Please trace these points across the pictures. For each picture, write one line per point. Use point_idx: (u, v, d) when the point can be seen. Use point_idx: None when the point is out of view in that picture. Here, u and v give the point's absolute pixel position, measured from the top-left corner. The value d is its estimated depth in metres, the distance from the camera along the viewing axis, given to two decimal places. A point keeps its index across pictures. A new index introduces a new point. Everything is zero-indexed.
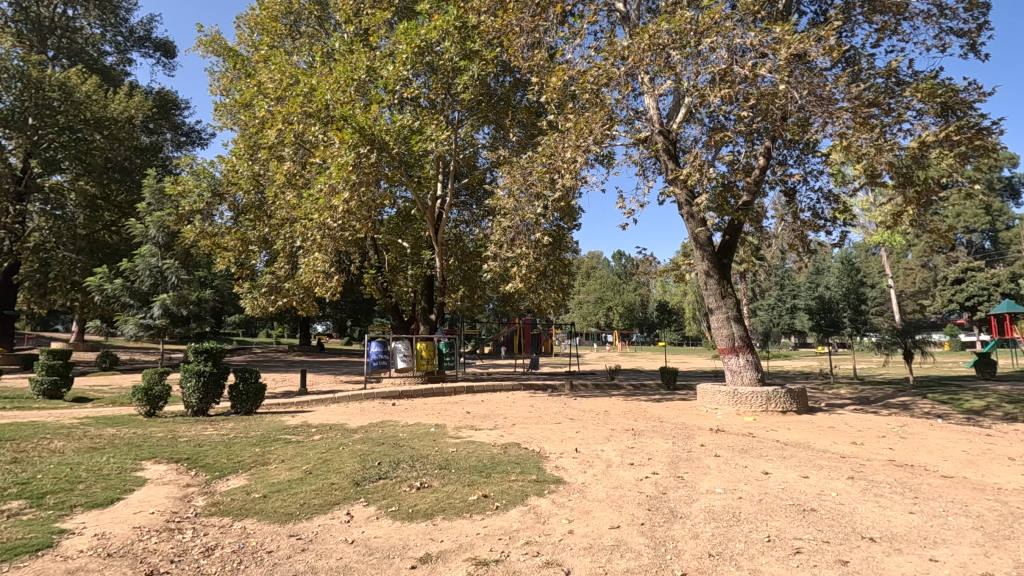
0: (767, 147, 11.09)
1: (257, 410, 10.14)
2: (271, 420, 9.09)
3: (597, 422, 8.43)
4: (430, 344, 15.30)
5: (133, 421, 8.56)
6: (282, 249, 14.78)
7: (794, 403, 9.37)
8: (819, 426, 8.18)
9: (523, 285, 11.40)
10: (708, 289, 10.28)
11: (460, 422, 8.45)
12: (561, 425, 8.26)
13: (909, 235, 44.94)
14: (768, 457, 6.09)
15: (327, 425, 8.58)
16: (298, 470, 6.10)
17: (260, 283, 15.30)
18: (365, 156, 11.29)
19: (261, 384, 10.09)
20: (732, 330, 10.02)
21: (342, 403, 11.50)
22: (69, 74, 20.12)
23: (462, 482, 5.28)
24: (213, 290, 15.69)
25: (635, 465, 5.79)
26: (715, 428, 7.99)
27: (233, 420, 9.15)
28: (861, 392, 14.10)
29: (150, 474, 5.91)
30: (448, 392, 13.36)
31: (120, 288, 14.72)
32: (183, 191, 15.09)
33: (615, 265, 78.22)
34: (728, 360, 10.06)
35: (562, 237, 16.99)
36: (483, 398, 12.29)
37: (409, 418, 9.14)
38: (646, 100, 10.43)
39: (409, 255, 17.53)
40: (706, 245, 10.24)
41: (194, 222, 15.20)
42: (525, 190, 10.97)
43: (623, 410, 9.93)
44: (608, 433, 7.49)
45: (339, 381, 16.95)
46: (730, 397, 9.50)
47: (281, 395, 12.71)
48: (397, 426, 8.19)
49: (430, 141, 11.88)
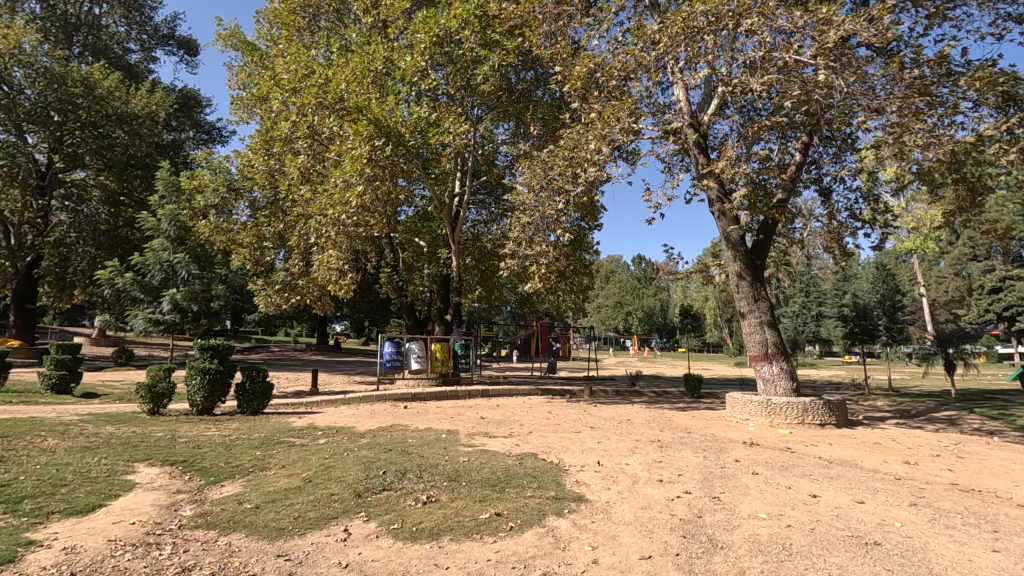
0: (804, 143, 10.46)
1: (264, 411, 9.78)
2: (277, 422, 8.70)
3: (621, 432, 7.87)
4: (445, 345, 14.95)
5: (135, 419, 8.22)
6: (296, 246, 14.61)
7: (833, 416, 8.68)
8: (863, 442, 7.50)
9: (543, 286, 10.90)
10: (740, 291, 9.59)
11: (474, 428, 7.95)
12: (580, 434, 7.72)
13: (943, 241, 43.16)
14: (814, 478, 5.46)
15: (334, 428, 8.14)
16: (297, 477, 5.66)
17: (274, 281, 15.07)
18: (380, 147, 10.83)
19: (269, 383, 9.75)
20: (765, 336, 9.34)
21: (353, 405, 11.09)
22: (91, 70, 20.15)
23: (472, 498, 4.77)
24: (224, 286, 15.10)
25: (665, 483, 5.23)
26: (748, 441, 7.37)
27: (238, 420, 8.79)
28: (898, 404, 13.31)
29: (140, 478, 5.52)
30: (462, 395, 12.88)
31: (130, 281, 14.22)
32: (199, 186, 15.09)
33: (635, 269, 77.30)
34: (761, 367, 9.39)
35: (583, 238, 16.44)
36: (499, 402, 11.77)
37: (421, 422, 8.67)
38: (676, 91, 9.91)
39: (426, 255, 17.14)
40: (739, 245, 9.54)
41: (209, 218, 15.04)
42: (546, 185, 10.47)
43: (647, 419, 9.35)
44: (632, 444, 6.91)
45: (353, 381, 16.61)
46: (762, 408, 8.87)
47: (291, 394, 12.39)
48: (407, 431, 7.72)
49: (448, 135, 11.32)
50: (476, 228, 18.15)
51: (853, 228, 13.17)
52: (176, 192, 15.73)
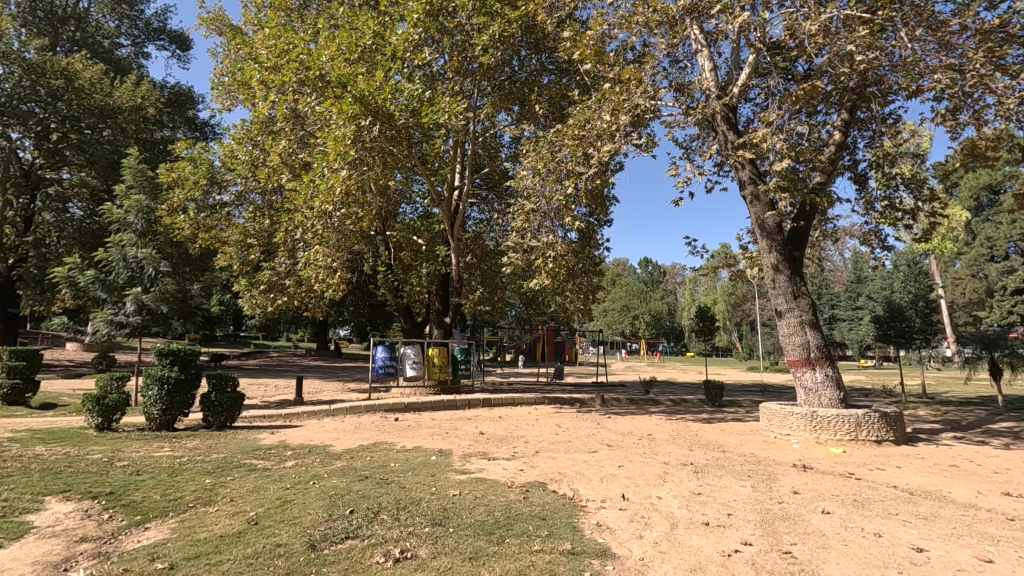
0: (845, 118, 9.28)
1: (234, 424, 8.62)
2: (244, 439, 7.54)
3: (643, 451, 6.67)
4: (444, 349, 13.79)
5: (76, 436, 7.07)
6: (282, 242, 13.50)
7: (891, 431, 7.46)
8: (938, 465, 6.27)
9: (551, 282, 9.71)
10: (776, 286, 8.35)
11: (471, 447, 6.76)
12: (596, 454, 6.51)
13: (959, 240, 41.72)
14: (904, 521, 4.22)
15: (308, 447, 6.95)
16: (242, 517, 4.45)
17: (260, 281, 14.03)
18: (367, 128, 9.70)
19: (240, 393, 8.61)
20: (806, 339, 8.11)
21: (338, 417, 9.92)
22: (73, 59, 19.19)
23: (461, 554, 3.55)
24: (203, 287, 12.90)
25: (713, 527, 4.01)
26: (799, 464, 6.15)
27: (199, 436, 7.63)
28: (943, 413, 12.03)
29: (40, 520, 4.33)
30: (461, 405, 11.71)
31: (89, 279, 11.92)
32: (177, 178, 14.04)
33: (641, 272, 76.15)
34: (801, 372, 8.17)
35: (592, 235, 15.25)
36: (502, 413, 10.60)
37: (411, 438, 7.50)
38: (703, 59, 8.76)
39: (424, 253, 16.02)
40: (775, 233, 8.31)
41: (188, 213, 13.97)
42: (553, 168, 9.28)
43: (670, 434, 8.14)
44: (661, 469, 5.69)
45: (346, 389, 15.49)
46: (806, 421, 7.66)
47: (273, 405, 11.25)
48: (391, 452, 6.54)
49: (443, 114, 10.20)
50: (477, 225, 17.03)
51: (893, 220, 11.91)
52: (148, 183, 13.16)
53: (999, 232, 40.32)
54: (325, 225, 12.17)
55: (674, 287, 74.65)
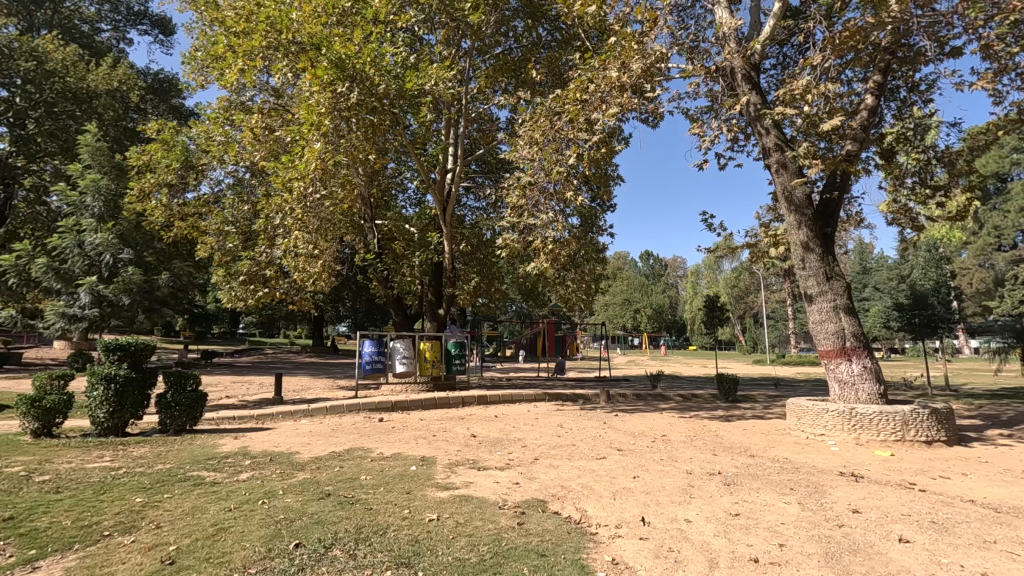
0: (879, 79, 8.28)
1: (196, 428, 7.68)
2: (202, 445, 6.60)
3: (661, 457, 5.73)
4: (436, 343, 12.71)
5: (5, 445, 6.15)
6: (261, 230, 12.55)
7: (942, 431, 6.50)
8: (1009, 471, 5.31)
9: (551, 267, 8.74)
10: (806, 267, 7.36)
11: (460, 455, 5.82)
12: (606, 462, 5.57)
13: (968, 228, 40.50)
14: (1008, 553, 3.27)
15: (271, 455, 6.01)
16: (158, 553, 3.48)
17: (239, 272, 13.15)
18: (344, 95, 8.74)
19: (202, 393, 7.67)
20: (841, 326, 7.14)
21: (318, 418, 8.99)
22: (45, 42, 18.05)
23: None
24: (169, 275, 14.48)
25: (765, 566, 3.06)
26: (846, 472, 5.21)
27: (151, 442, 6.70)
28: (978, 407, 11.07)
29: None
30: (455, 403, 10.79)
31: (44, 268, 13.52)
32: (149, 162, 13.08)
33: (643, 265, 75.14)
34: (837, 363, 7.20)
35: (593, 220, 14.23)
36: (498, 412, 9.66)
37: (393, 443, 6.57)
38: (722, 12, 7.77)
39: (416, 241, 15.04)
40: (805, 207, 7.31)
41: (161, 200, 13.07)
42: (551, 139, 8.31)
43: (688, 435, 7.22)
44: (684, 481, 4.75)
45: (334, 387, 14.60)
46: (843, 420, 6.71)
47: (249, 406, 10.35)
48: (366, 461, 5.61)
49: (429, 81, 9.21)
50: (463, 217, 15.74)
51: (923, 198, 10.93)
52: (105, 162, 14.00)
53: (1007, 220, 39.33)
54: (306, 209, 11.22)
55: (676, 281, 73.61)
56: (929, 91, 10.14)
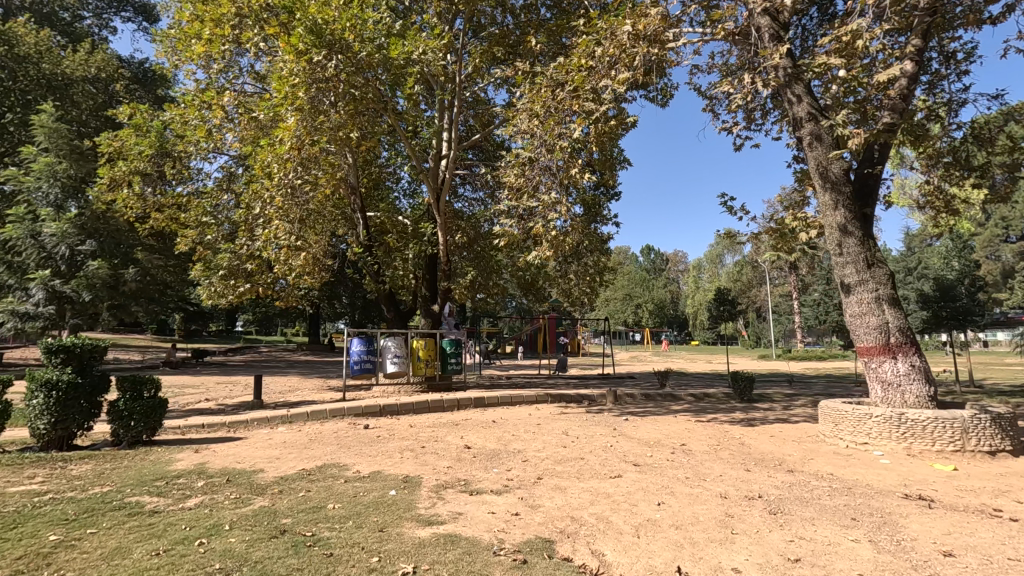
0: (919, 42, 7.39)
1: (156, 439, 6.81)
2: (155, 461, 5.74)
3: (686, 475, 4.87)
4: (430, 341, 11.90)
5: None
6: (242, 220, 11.73)
7: (1006, 439, 5.66)
8: None
9: (554, 256, 7.87)
10: (844, 253, 6.47)
11: (450, 474, 4.96)
12: (622, 481, 4.72)
13: (978, 218, 39.51)
14: None
15: (231, 474, 5.16)
16: None
17: (218, 265, 12.29)
18: (322, 65, 7.97)
19: (162, 399, 6.78)
20: (885, 319, 6.27)
21: (297, 425, 8.14)
22: (16, 24, 17.08)
23: None
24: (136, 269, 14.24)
25: None
26: (911, 494, 4.35)
27: (98, 458, 5.84)
28: (1016, 407, 10.22)
29: None
30: (450, 406, 9.95)
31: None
32: (121, 149, 12.25)
33: (644, 260, 74.26)
34: (879, 361, 6.32)
35: (597, 209, 13.33)
36: (497, 416, 8.81)
37: (375, 457, 5.73)
38: None
39: (409, 233, 14.17)
40: (843, 185, 6.42)
41: (134, 189, 12.24)
42: (552, 111, 7.44)
43: (711, 445, 6.38)
44: (721, 510, 3.89)
45: (323, 387, 13.77)
46: (891, 428, 5.87)
47: (226, 411, 9.50)
48: (339, 481, 4.76)
49: (416, 53, 8.39)
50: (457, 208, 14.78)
51: (958, 179, 10.04)
52: (64, 145, 13.72)
53: (1015, 211, 37.99)
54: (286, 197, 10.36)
55: (677, 276, 72.80)
56: (967, 60, 9.22)
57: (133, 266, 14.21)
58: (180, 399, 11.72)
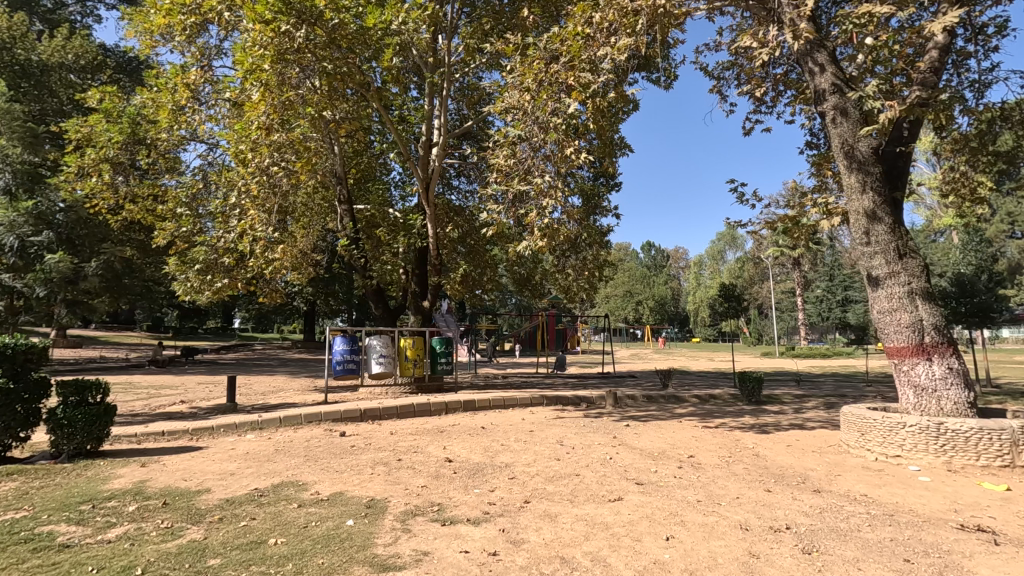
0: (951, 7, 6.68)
1: (101, 451, 6.11)
2: (90, 478, 5.03)
3: (697, 499, 4.18)
4: (418, 339, 11.21)
5: None
6: (219, 211, 11.07)
7: None
8: None
9: (547, 245, 7.16)
10: (873, 242, 5.76)
11: (423, 498, 4.27)
12: (623, 506, 4.02)
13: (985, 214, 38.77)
14: None
15: (170, 496, 4.45)
16: None
17: (193, 260, 11.58)
18: (290, 35, 7.46)
19: (108, 408, 6.09)
20: (919, 316, 5.58)
21: (268, 433, 7.45)
22: None
23: None
24: (98, 263, 13.77)
25: None
26: (967, 524, 3.66)
27: (26, 475, 5.13)
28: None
29: None
30: (439, 410, 9.26)
31: None
32: (90, 136, 11.58)
33: (645, 256, 73.64)
34: (912, 363, 5.63)
35: (596, 199, 12.65)
36: (487, 422, 8.13)
37: (340, 474, 5.02)
38: None
39: (398, 225, 13.48)
40: (872, 164, 5.71)
41: (102, 178, 11.53)
42: (545, 86, 6.76)
43: (723, 458, 5.68)
44: (744, 549, 3.20)
45: (308, 388, 13.08)
46: (928, 440, 5.21)
47: (196, 416, 8.81)
48: (291, 507, 4.06)
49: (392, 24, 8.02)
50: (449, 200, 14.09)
51: (985, 165, 9.33)
52: (19, 128, 13.08)
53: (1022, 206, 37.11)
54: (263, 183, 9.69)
55: (677, 272, 72.20)
56: (996, 35, 8.51)
57: (95, 259, 13.83)
58: (153, 402, 11.03)
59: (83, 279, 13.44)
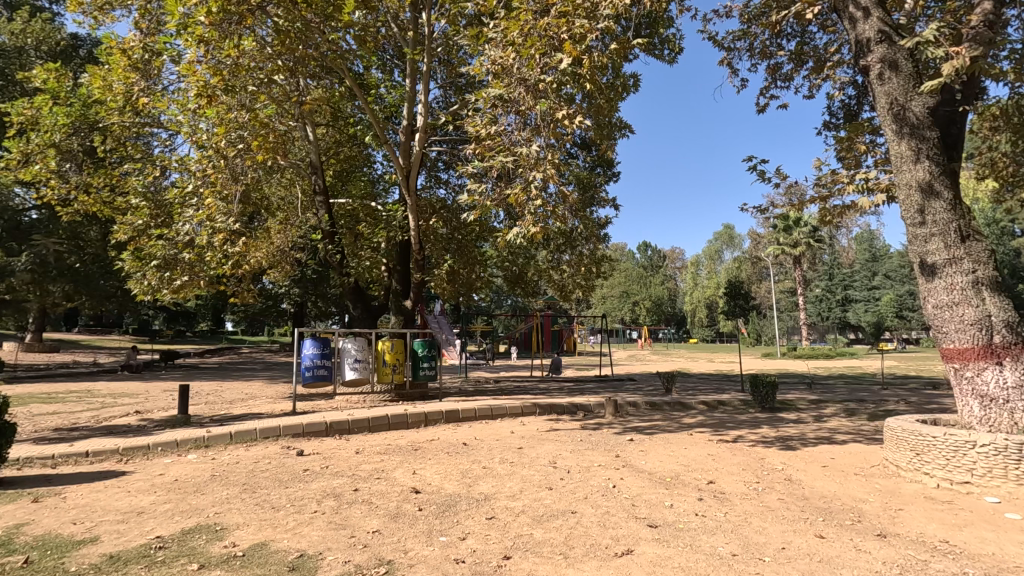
0: None
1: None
2: None
3: (733, 553, 3.17)
4: (398, 342, 10.18)
5: None
6: (177, 201, 10.05)
7: None
8: None
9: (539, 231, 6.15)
10: (932, 222, 4.74)
11: (371, 552, 3.24)
12: (636, 566, 3.00)
13: None
14: None
15: (40, 550, 3.39)
16: None
17: (150, 255, 10.53)
18: None
19: (7, 427, 5.02)
20: (989, 312, 4.58)
21: (213, 452, 6.38)
22: None
23: None
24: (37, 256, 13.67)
25: None
26: None
27: None
28: None
29: None
30: (417, 422, 8.20)
31: None
32: (37, 120, 10.59)
33: (641, 256, 72.92)
34: (978, 368, 4.63)
35: (594, 189, 11.64)
36: (471, 437, 7.09)
37: (274, 514, 3.97)
38: None
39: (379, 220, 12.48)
40: (928, 128, 4.73)
41: (49, 166, 10.49)
42: (536, 44, 5.78)
43: (752, 487, 4.66)
44: None
45: (281, 396, 12.02)
46: (1008, 463, 4.25)
47: (141, 432, 7.73)
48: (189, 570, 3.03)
49: None
50: (435, 192, 13.06)
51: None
52: None
53: None
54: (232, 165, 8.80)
55: (674, 272, 71.38)
56: None
57: (25, 253, 15.09)
58: (104, 413, 9.95)
59: (11, 272, 14.61)
